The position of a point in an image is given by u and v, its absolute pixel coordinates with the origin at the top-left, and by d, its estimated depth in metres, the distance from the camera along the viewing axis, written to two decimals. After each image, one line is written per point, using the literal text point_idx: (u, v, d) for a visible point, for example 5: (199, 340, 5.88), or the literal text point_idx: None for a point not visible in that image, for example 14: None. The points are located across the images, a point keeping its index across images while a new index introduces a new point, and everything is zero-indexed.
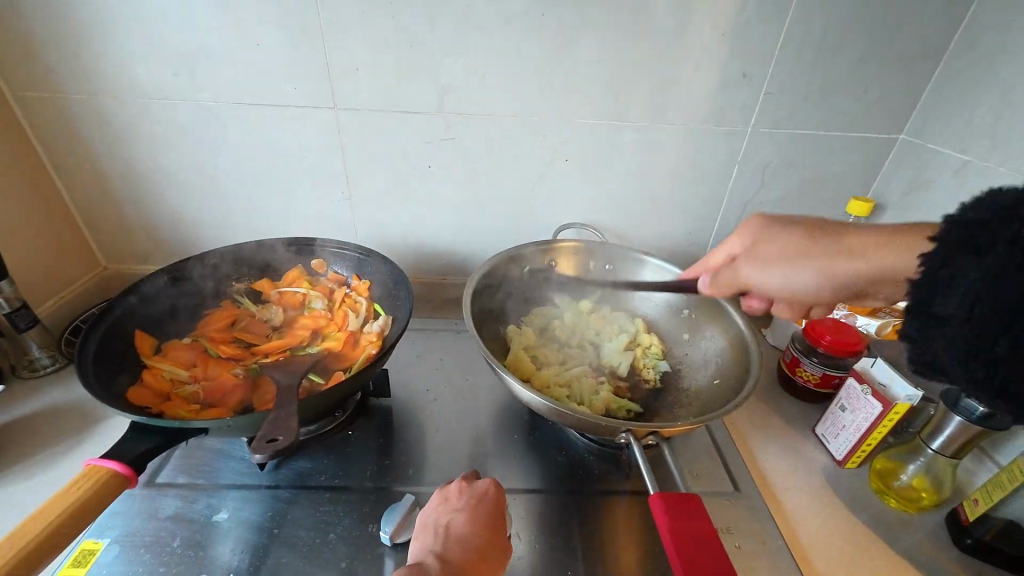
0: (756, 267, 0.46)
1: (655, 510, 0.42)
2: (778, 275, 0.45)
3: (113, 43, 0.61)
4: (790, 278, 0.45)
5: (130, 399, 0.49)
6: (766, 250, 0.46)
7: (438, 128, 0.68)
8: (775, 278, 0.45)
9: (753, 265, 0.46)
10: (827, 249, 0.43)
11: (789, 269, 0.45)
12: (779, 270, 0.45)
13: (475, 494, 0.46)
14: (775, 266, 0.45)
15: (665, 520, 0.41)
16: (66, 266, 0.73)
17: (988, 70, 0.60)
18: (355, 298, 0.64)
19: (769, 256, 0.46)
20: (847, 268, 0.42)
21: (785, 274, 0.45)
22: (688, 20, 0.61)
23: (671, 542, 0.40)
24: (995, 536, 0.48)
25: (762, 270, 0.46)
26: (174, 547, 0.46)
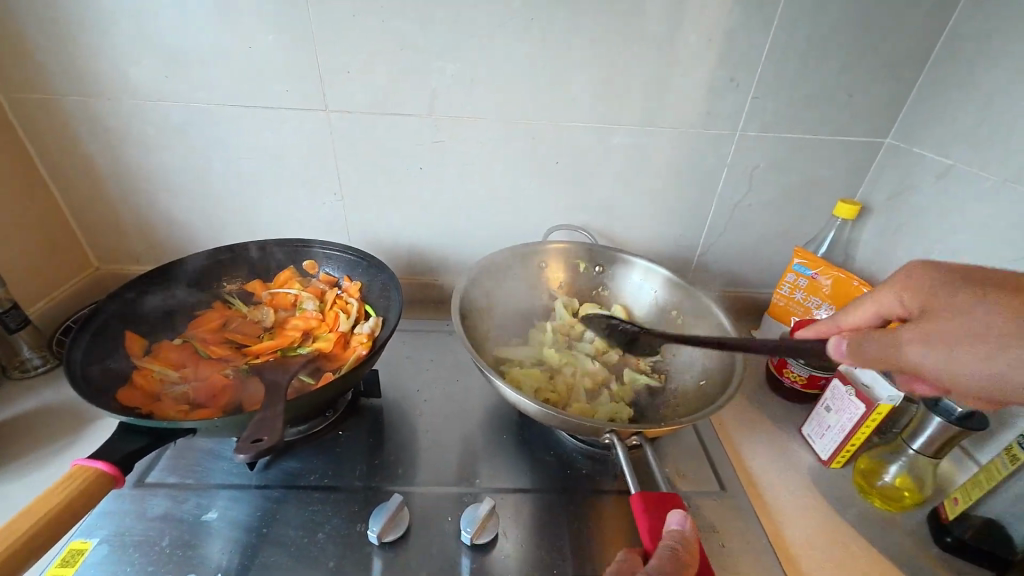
0: (918, 345, 0.36)
1: (635, 504, 0.43)
2: (960, 361, 0.35)
3: (105, 45, 0.61)
4: (964, 359, 0.35)
5: (119, 399, 0.49)
6: (943, 310, 0.37)
7: (429, 131, 0.68)
8: (934, 333, 0.36)
9: (920, 335, 0.37)
10: (969, 321, 0.35)
11: (977, 342, 0.34)
12: (968, 346, 0.35)
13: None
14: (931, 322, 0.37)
15: (646, 516, 0.42)
16: (58, 267, 0.73)
17: (968, 75, 0.61)
18: (347, 300, 0.64)
19: (939, 329, 0.36)
20: (961, 355, 0.35)
21: (980, 357, 0.34)
22: (677, 25, 0.62)
23: (650, 539, 0.41)
24: (973, 534, 0.49)
25: (935, 349, 0.36)
26: (163, 547, 0.46)
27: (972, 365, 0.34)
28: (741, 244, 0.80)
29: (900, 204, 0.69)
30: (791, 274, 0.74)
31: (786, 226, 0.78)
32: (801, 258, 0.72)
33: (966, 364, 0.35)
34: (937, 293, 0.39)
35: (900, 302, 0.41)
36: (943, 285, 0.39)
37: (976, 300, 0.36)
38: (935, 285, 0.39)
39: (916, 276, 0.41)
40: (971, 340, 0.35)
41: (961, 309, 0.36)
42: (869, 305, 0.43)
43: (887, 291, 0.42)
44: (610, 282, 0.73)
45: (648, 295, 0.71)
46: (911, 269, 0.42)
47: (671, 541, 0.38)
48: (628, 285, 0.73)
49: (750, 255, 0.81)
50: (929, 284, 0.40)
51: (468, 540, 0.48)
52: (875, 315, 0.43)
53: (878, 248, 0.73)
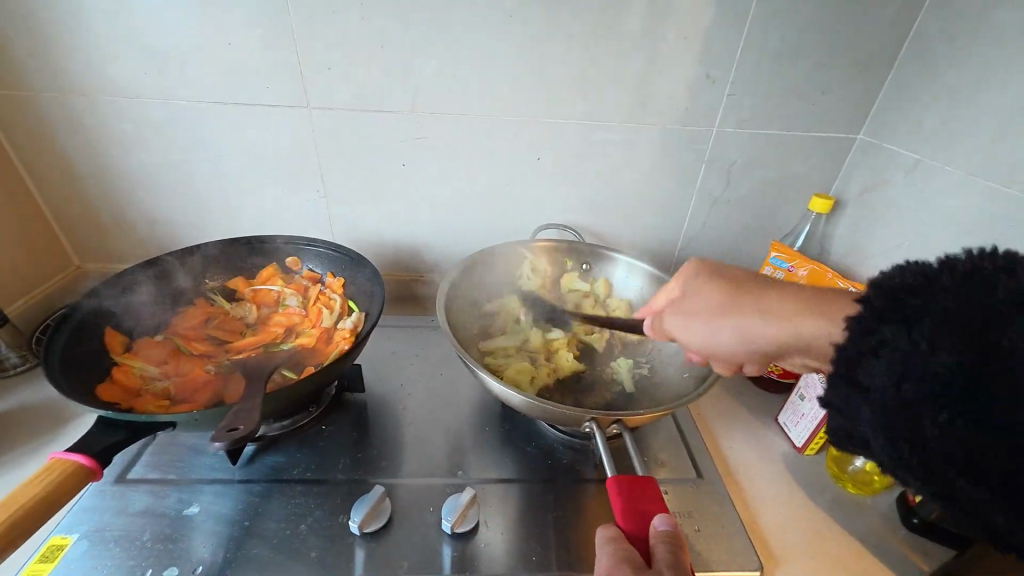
0: (673, 324, 0.49)
1: (610, 489, 0.44)
2: (698, 330, 0.46)
3: (83, 41, 0.61)
4: (719, 338, 0.44)
5: (99, 395, 0.49)
6: (694, 295, 0.46)
7: (411, 128, 0.69)
8: (685, 330, 0.47)
9: (675, 321, 0.48)
10: (706, 300, 0.45)
11: (711, 321, 0.45)
12: (700, 323, 0.46)
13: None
14: (687, 317, 0.47)
15: (619, 500, 0.43)
16: (38, 267, 0.73)
17: (934, 72, 0.63)
18: (330, 295, 0.65)
19: (683, 317, 0.47)
20: (705, 334, 0.45)
21: (699, 333, 0.46)
22: (654, 22, 0.63)
23: (623, 523, 0.42)
24: (939, 515, 0.51)
25: (680, 329, 0.48)
26: (144, 541, 0.46)
27: (715, 335, 0.45)
28: (720, 239, 0.82)
29: (872, 198, 0.71)
30: (768, 267, 0.76)
31: (763, 221, 0.80)
32: (778, 251, 0.74)
33: (719, 340, 0.45)
34: (701, 290, 0.46)
35: (674, 290, 0.49)
36: (718, 273, 0.46)
37: (707, 290, 0.45)
38: (697, 275, 0.47)
39: (692, 267, 0.48)
40: (704, 318, 0.45)
41: (707, 295, 0.45)
42: (653, 299, 0.52)
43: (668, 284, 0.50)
44: (596, 279, 0.74)
45: (633, 291, 0.72)
46: (694, 261, 0.48)
47: (663, 542, 0.39)
48: (614, 282, 0.74)
49: (729, 249, 0.83)
50: (697, 274, 0.47)
51: (449, 529, 0.49)
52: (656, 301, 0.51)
53: (851, 242, 0.75)
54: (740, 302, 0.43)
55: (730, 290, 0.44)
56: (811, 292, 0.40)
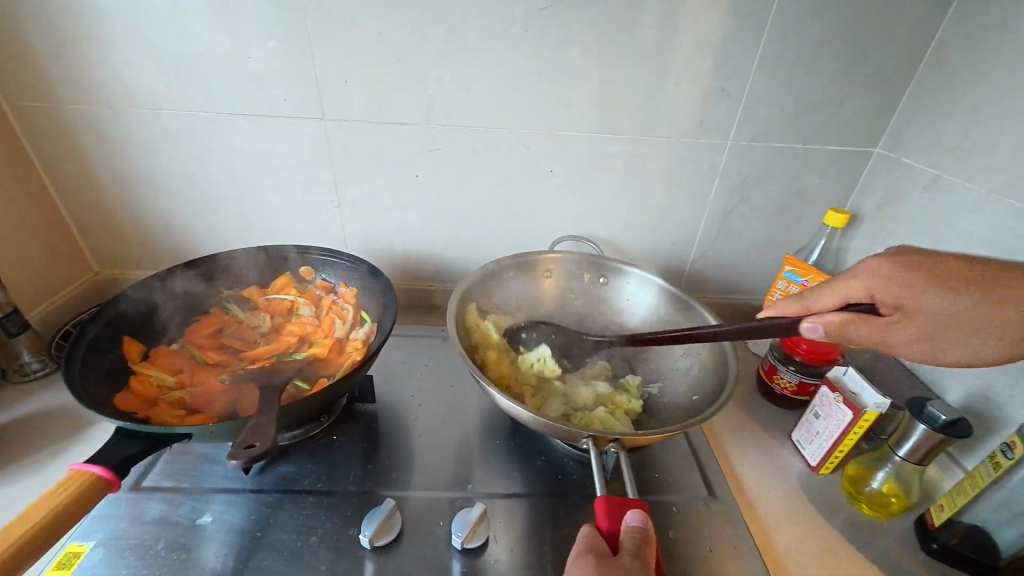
0: (907, 341, 0.43)
1: (599, 510, 0.42)
2: (943, 342, 0.43)
3: (109, 54, 0.63)
4: (940, 344, 0.43)
5: (117, 404, 0.50)
6: (923, 297, 0.43)
7: (424, 140, 0.70)
8: (917, 343, 0.43)
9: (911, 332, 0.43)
10: (952, 296, 0.42)
11: (942, 329, 0.43)
12: (942, 332, 0.43)
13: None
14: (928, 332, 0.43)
15: (603, 520, 0.42)
16: (58, 274, 0.74)
17: (955, 87, 0.62)
18: (342, 306, 0.65)
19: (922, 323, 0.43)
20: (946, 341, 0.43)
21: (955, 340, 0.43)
22: (670, 37, 0.63)
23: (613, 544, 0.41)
24: (960, 540, 0.50)
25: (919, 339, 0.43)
26: (158, 550, 0.47)
27: (960, 345, 0.43)
28: (732, 252, 0.81)
29: (888, 213, 0.70)
30: (782, 281, 0.75)
31: (777, 234, 0.79)
32: (792, 265, 0.73)
33: (941, 347, 0.43)
34: (918, 288, 0.43)
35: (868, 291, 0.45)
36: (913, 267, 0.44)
37: (936, 293, 0.43)
38: (905, 279, 0.44)
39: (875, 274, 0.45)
40: (945, 321, 0.43)
41: (936, 293, 0.43)
42: (836, 296, 0.46)
43: (849, 283, 0.46)
44: (608, 293, 0.73)
45: (643, 305, 0.72)
46: (868, 261, 0.46)
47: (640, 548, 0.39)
48: (624, 295, 0.73)
49: (741, 262, 0.82)
50: (890, 277, 0.45)
51: (459, 544, 0.49)
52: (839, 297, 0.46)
53: (868, 257, 0.74)
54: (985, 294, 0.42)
55: (950, 286, 0.43)
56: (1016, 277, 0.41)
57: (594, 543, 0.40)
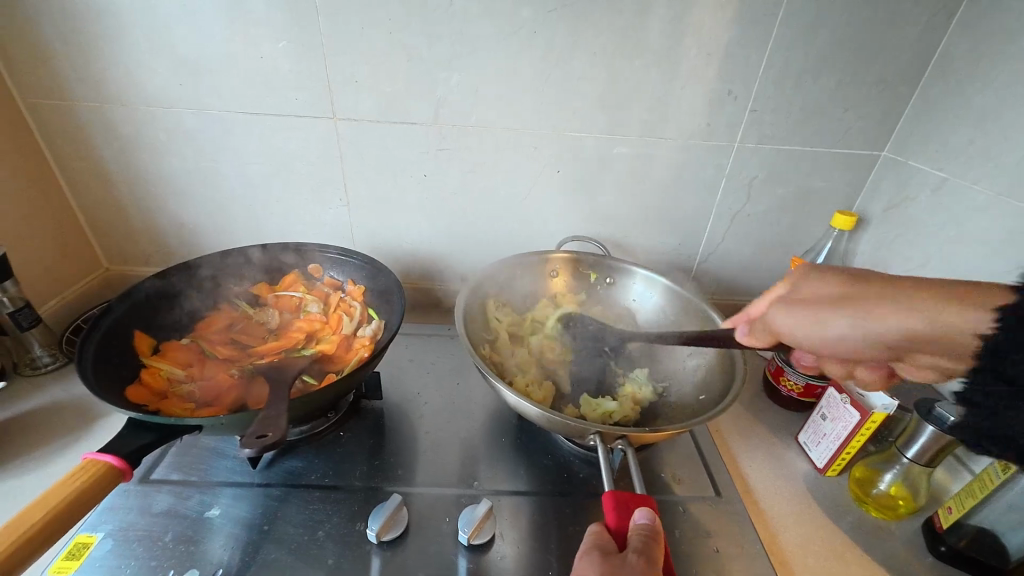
0: (776, 315, 0.45)
1: (607, 505, 0.42)
2: (811, 325, 0.42)
3: (123, 53, 0.64)
4: (823, 327, 0.42)
5: (127, 396, 0.51)
6: (810, 288, 0.44)
7: (431, 140, 0.70)
8: (794, 326, 0.44)
9: (781, 308, 0.45)
10: (827, 289, 0.43)
11: (820, 310, 0.42)
12: (808, 312, 0.43)
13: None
14: (797, 308, 0.43)
15: (611, 514, 0.42)
16: (70, 269, 0.75)
17: (962, 90, 0.62)
18: (350, 303, 0.66)
19: (797, 304, 0.44)
20: (824, 325, 0.42)
21: (810, 321, 0.42)
22: (677, 40, 0.63)
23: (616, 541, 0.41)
24: (968, 543, 0.49)
25: (790, 314, 0.44)
26: (166, 542, 0.47)
27: (828, 330, 0.41)
28: (739, 254, 0.81)
29: (895, 216, 0.70)
30: None
31: (784, 237, 0.79)
32: None
33: (804, 326, 0.43)
34: (818, 277, 0.44)
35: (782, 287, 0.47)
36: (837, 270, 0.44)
37: (824, 283, 0.43)
38: (809, 273, 0.45)
39: (802, 268, 0.46)
40: (815, 306, 0.42)
41: (827, 283, 0.43)
42: (766, 298, 0.48)
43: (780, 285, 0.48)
44: (614, 293, 0.74)
45: (649, 304, 0.72)
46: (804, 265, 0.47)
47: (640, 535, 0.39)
48: (631, 295, 0.73)
49: (748, 264, 0.82)
50: (804, 283, 0.45)
51: (466, 541, 0.49)
52: (767, 300, 0.48)
53: (875, 260, 0.74)
54: (875, 287, 0.40)
55: (847, 276, 0.42)
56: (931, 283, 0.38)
57: (601, 540, 0.40)
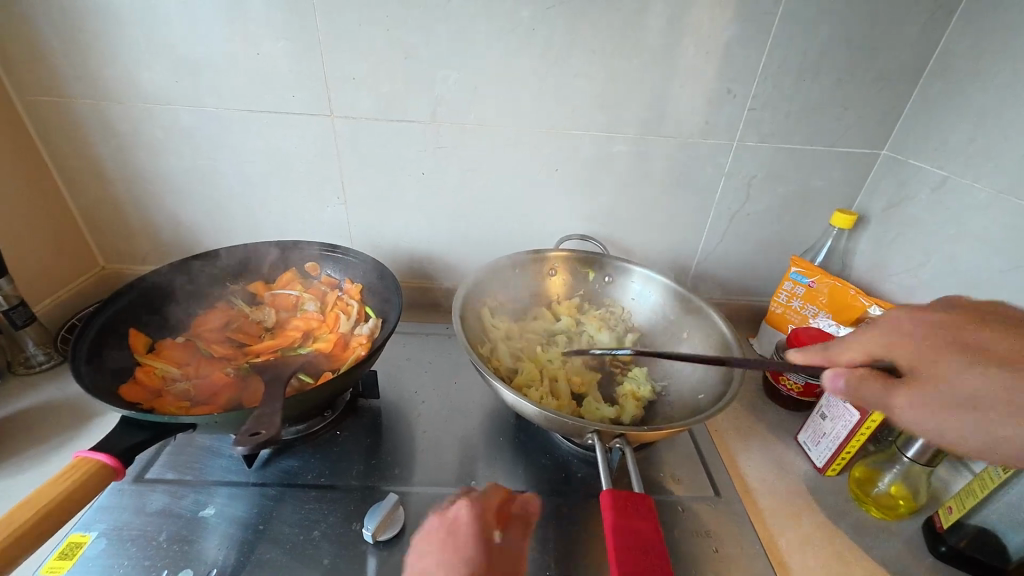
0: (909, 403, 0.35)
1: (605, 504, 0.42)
2: (953, 424, 0.33)
3: (119, 50, 0.63)
4: (962, 427, 0.33)
5: (122, 394, 0.50)
6: (943, 367, 0.35)
7: (429, 138, 0.70)
8: (918, 415, 0.35)
9: (916, 398, 0.35)
10: (973, 378, 0.33)
11: (1002, 420, 0.32)
12: (958, 401, 0.33)
13: (446, 524, 0.49)
14: (941, 401, 0.34)
15: (608, 514, 0.41)
16: (65, 267, 0.75)
17: (962, 88, 0.62)
18: (347, 301, 0.66)
19: (937, 394, 0.34)
20: (968, 422, 0.33)
21: (965, 424, 0.33)
22: (676, 37, 0.63)
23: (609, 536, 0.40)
24: (968, 543, 0.49)
25: (924, 409, 0.34)
26: (160, 542, 0.46)
27: (977, 433, 0.33)
28: (738, 253, 0.81)
29: (895, 215, 0.70)
30: (788, 282, 0.74)
31: (783, 235, 0.79)
32: (799, 266, 0.73)
33: (954, 428, 0.33)
34: (956, 360, 0.35)
35: (888, 348, 0.38)
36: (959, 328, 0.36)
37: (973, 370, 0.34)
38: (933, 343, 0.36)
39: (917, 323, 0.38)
40: (968, 402, 0.33)
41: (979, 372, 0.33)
42: (858, 347, 0.39)
43: (880, 334, 0.39)
44: (614, 292, 0.73)
45: (648, 302, 0.71)
46: (909, 315, 0.39)
47: None
48: (629, 293, 0.73)
49: (747, 263, 0.82)
50: (924, 339, 0.37)
51: None
52: (861, 351, 0.39)
53: (875, 259, 0.74)
54: None
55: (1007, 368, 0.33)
56: None
57: None
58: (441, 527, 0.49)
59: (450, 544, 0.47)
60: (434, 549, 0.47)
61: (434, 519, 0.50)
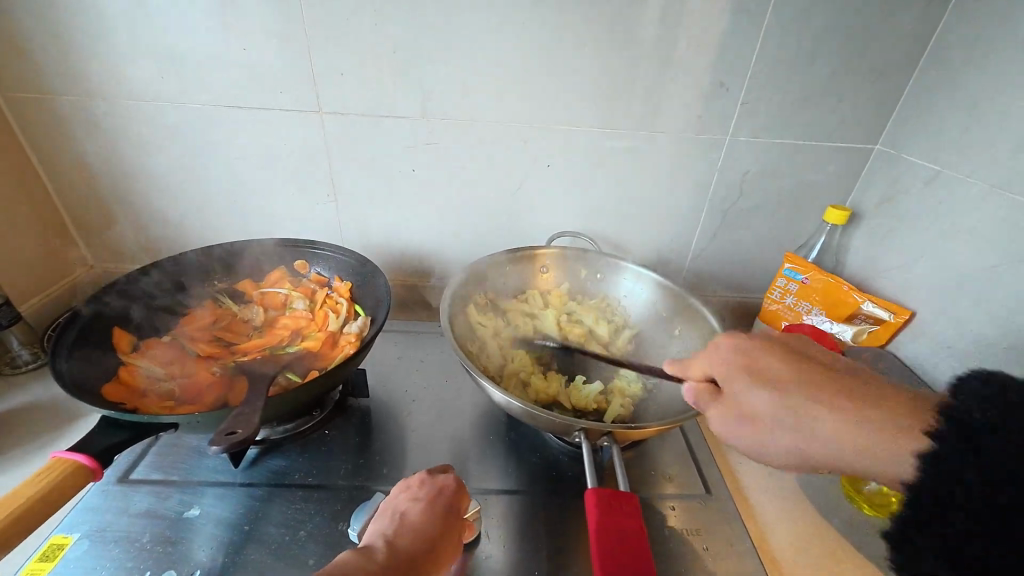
0: (717, 415, 0.41)
1: (590, 502, 0.41)
2: (780, 440, 0.37)
3: (103, 44, 0.62)
4: (774, 438, 0.38)
5: (104, 394, 0.50)
6: (748, 391, 0.39)
7: (420, 134, 0.69)
8: (737, 428, 0.40)
9: (721, 409, 0.41)
10: (764, 394, 0.38)
11: (774, 431, 0.38)
12: (778, 425, 0.38)
13: (433, 487, 0.45)
14: (754, 418, 0.39)
15: (594, 511, 0.41)
16: (52, 266, 0.74)
17: (955, 81, 0.62)
18: (337, 299, 0.65)
19: (740, 404, 0.40)
20: (775, 437, 0.38)
21: (757, 435, 0.39)
22: (667, 31, 0.62)
23: (593, 533, 0.39)
24: None
25: (727, 417, 0.41)
26: (143, 543, 0.46)
27: (781, 444, 0.38)
28: (732, 249, 0.81)
29: (888, 211, 0.70)
30: (781, 278, 0.74)
31: (776, 232, 0.79)
32: (792, 262, 0.72)
33: (772, 439, 0.38)
34: (754, 382, 0.39)
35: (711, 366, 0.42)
36: (765, 353, 0.41)
37: (761, 388, 0.39)
38: (734, 366, 0.41)
39: (731, 347, 0.42)
40: (777, 419, 0.37)
41: (768, 391, 0.38)
42: (696, 368, 0.43)
43: (709, 358, 0.43)
44: (606, 288, 0.73)
45: (640, 298, 0.71)
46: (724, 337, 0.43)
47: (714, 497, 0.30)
48: (621, 289, 0.72)
49: (741, 259, 0.82)
50: (741, 363, 0.40)
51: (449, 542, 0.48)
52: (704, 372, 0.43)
53: (868, 255, 0.73)
54: (809, 398, 0.37)
55: (796, 387, 0.37)
56: (881, 405, 0.35)
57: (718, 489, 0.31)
58: (426, 487, 0.45)
59: (433, 509, 0.43)
60: (414, 508, 0.42)
61: (419, 477, 0.46)
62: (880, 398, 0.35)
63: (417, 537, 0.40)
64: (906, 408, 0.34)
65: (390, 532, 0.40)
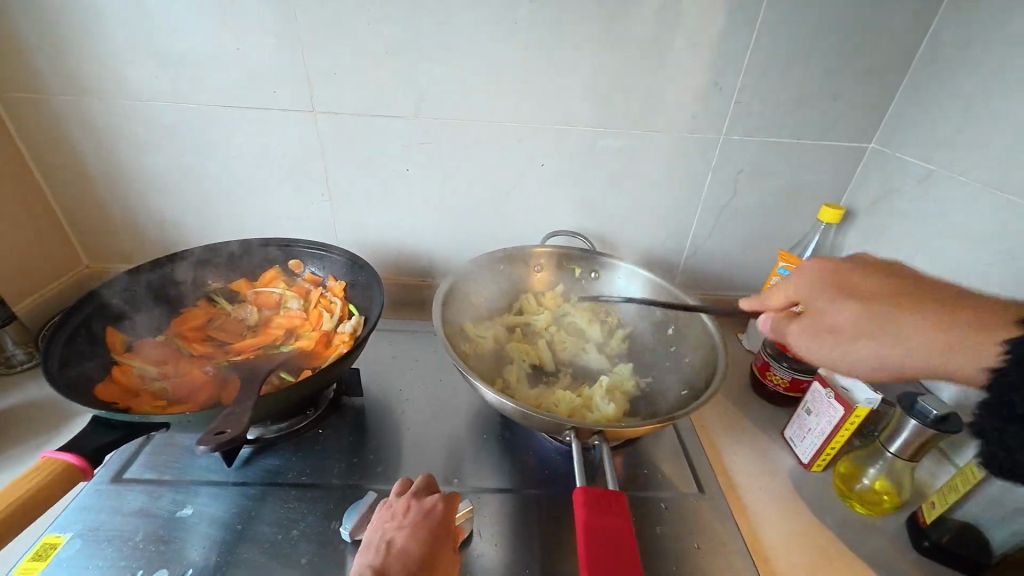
0: (802, 335, 0.44)
1: (577, 502, 0.41)
2: (856, 353, 0.41)
3: (96, 44, 0.62)
4: (862, 356, 0.41)
5: (97, 394, 0.50)
6: (832, 307, 0.42)
7: (414, 133, 0.69)
8: (812, 344, 0.44)
9: (806, 328, 0.44)
10: (845, 312, 0.41)
11: (859, 345, 0.41)
12: (869, 343, 0.41)
13: (420, 510, 0.44)
14: (827, 330, 0.42)
15: (581, 510, 0.41)
16: (46, 266, 0.74)
17: (948, 81, 0.62)
18: (331, 299, 0.65)
19: (824, 321, 0.43)
20: (864, 348, 0.41)
21: (844, 350, 0.42)
22: (661, 30, 0.62)
23: (581, 533, 0.39)
24: (951, 538, 0.49)
25: (813, 339, 0.43)
26: (136, 542, 0.46)
27: (869, 358, 0.41)
28: (727, 248, 0.81)
29: (882, 210, 0.70)
30: (775, 277, 0.74)
31: (771, 231, 0.79)
32: (787, 261, 0.72)
33: (865, 360, 0.41)
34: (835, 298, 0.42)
35: (798, 291, 0.45)
36: (858, 273, 0.43)
37: (846, 306, 0.41)
38: (829, 284, 0.43)
39: (816, 270, 0.44)
40: (849, 330, 0.41)
41: (845, 305, 0.41)
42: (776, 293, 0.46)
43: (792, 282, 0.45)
44: (601, 287, 0.73)
45: (634, 298, 0.71)
46: (814, 261, 0.45)
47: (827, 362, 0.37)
48: (615, 288, 0.72)
49: (736, 258, 0.82)
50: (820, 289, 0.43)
51: None
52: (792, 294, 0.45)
53: (863, 253, 0.73)
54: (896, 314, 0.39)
55: (880, 304, 0.40)
56: (946, 315, 0.38)
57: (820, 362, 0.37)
58: (412, 512, 0.44)
59: (421, 533, 0.42)
60: (401, 535, 0.42)
61: (405, 502, 0.46)
62: (945, 305, 0.39)
63: (405, 566, 0.40)
64: (970, 319, 0.37)
65: (377, 564, 0.40)
